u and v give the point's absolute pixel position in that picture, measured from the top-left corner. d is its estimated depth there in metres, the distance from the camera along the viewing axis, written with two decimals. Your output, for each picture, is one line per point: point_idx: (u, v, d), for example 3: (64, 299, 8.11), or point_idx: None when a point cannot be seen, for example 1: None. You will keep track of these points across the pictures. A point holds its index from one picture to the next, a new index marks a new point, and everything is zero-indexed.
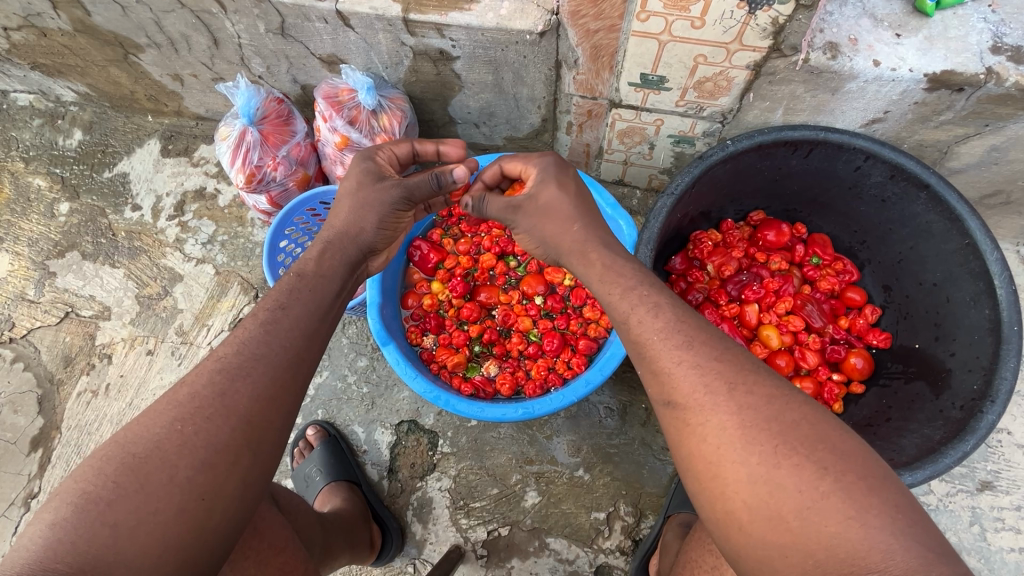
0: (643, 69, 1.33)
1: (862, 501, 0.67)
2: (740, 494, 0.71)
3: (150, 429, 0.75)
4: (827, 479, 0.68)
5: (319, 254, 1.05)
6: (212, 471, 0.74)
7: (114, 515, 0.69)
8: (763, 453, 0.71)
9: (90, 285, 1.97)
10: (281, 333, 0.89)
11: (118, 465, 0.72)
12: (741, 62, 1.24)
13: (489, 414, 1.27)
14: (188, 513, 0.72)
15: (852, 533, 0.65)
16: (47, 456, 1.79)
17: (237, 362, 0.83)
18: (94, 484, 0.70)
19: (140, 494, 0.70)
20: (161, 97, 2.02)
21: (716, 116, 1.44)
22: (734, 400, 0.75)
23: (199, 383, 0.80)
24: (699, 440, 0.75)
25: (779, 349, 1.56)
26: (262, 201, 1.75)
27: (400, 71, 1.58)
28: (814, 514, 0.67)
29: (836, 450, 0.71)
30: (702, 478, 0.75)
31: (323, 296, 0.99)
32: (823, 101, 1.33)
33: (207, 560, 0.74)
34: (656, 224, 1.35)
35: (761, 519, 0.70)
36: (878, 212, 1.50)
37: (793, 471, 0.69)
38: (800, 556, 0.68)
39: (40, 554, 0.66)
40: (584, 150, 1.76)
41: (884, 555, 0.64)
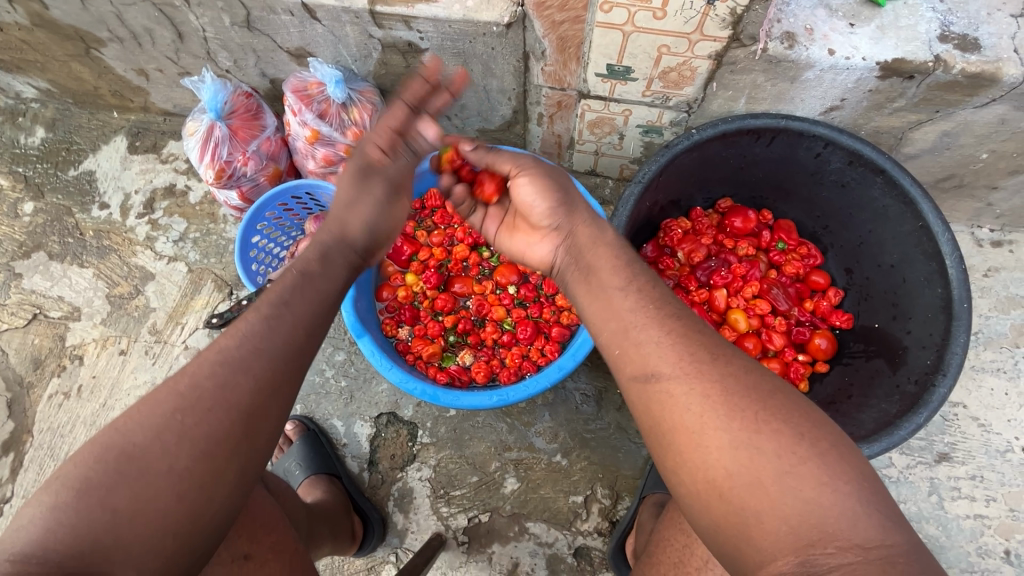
0: (609, 60, 1.36)
1: (834, 469, 0.70)
2: (722, 461, 0.74)
3: (147, 417, 0.76)
4: (804, 445, 0.72)
5: (323, 259, 1.05)
6: (212, 461, 0.76)
7: (114, 501, 0.71)
8: (745, 419, 0.74)
9: (59, 285, 1.93)
10: (285, 328, 0.89)
11: (118, 454, 0.73)
12: (703, 52, 1.27)
13: (465, 402, 1.30)
14: (188, 499, 0.74)
15: (824, 499, 0.68)
16: (19, 460, 1.76)
17: (239, 354, 0.83)
18: (94, 471, 0.72)
19: (142, 483, 0.72)
20: (126, 93, 1.98)
21: (682, 105, 1.48)
22: (717, 369, 0.79)
23: (202, 374, 0.80)
24: (682, 409, 0.78)
25: (747, 332, 1.59)
26: (233, 196, 1.72)
27: (369, 64, 1.57)
28: (792, 479, 0.70)
29: (794, 419, 0.74)
30: (683, 449, 0.77)
31: (327, 295, 0.99)
32: (783, 90, 1.36)
33: (204, 541, 0.76)
34: (624, 213, 1.38)
35: (742, 485, 0.72)
36: (839, 197, 1.55)
37: (771, 436, 0.72)
38: (775, 523, 0.69)
39: (39, 536, 0.68)
40: (555, 141, 1.77)
41: (847, 521, 0.67)
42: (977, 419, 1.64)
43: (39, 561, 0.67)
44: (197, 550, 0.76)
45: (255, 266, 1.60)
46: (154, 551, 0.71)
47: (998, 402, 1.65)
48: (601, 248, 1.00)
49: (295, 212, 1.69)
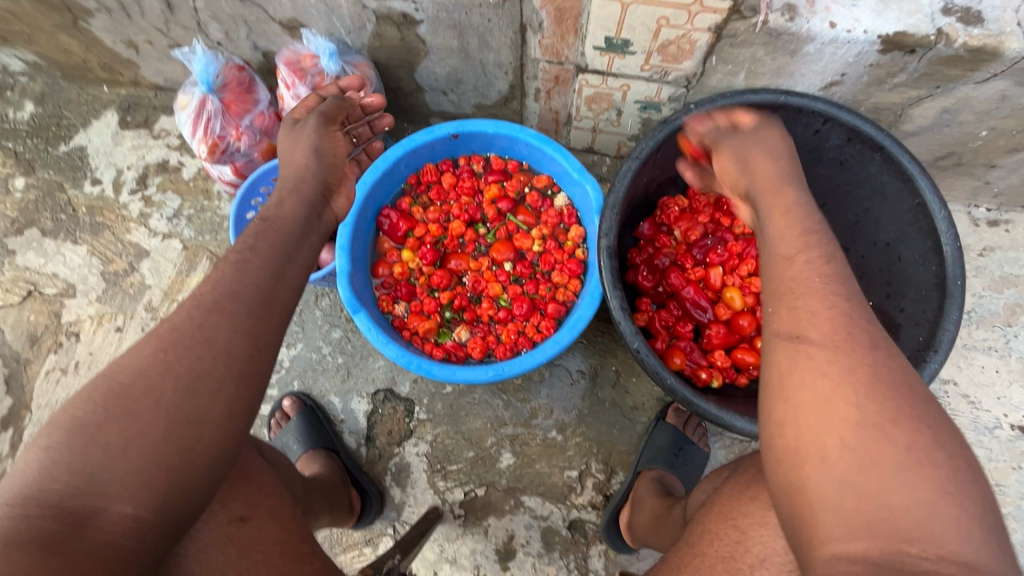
0: (607, 32, 1.34)
1: (959, 485, 0.68)
2: (838, 434, 0.72)
3: (132, 359, 0.77)
4: (933, 452, 0.69)
5: (278, 201, 1.04)
6: (195, 397, 0.77)
7: (105, 437, 0.72)
8: (880, 405, 0.73)
9: (53, 262, 1.92)
10: (253, 268, 0.90)
11: (105, 394, 0.74)
12: (703, 24, 1.26)
13: (461, 376, 1.31)
14: (175, 436, 0.75)
15: (939, 505, 0.67)
16: (19, 435, 1.77)
17: (212, 296, 0.85)
18: (83, 411, 0.74)
19: (127, 419, 0.73)
20: (116, 66, 1.95)
21: (681, 80, 1.46)
22: (871, 357, 0.78)
23: (178, 317, 0.82)
24: (816, 375, 0.77)
25: (742, 309, 1.61)
26: (227, 172, 1.70)
27: (364, 36, 1.55)
28: (909, 475, 0.68)
29: (929, 425, 0.71)
30: (803, 410, 0.77)
31: (291, 237, 0.99)
32: (783, 64, 1.34)
33: (199, 481, 0.78)
34: (622, 187, 1.35)
35: (850, 460, 0.71)
36: (838, 174, 1.54)
37: (902, 433, 0.70)
38: (874, 509, 0.68)
39: (37, 474, 0.71)
40: (553, 117, 1.75)
41: (953, 536, 0.66)
42: (967, 397, 1.66)
43: (39, 503, 0.70)
44: (193, 490, 0.77)
45: None
46: (145, 485, 0.73)
47: (988, 380, 1.67)
48: (778, 218, 1.00)
49: None
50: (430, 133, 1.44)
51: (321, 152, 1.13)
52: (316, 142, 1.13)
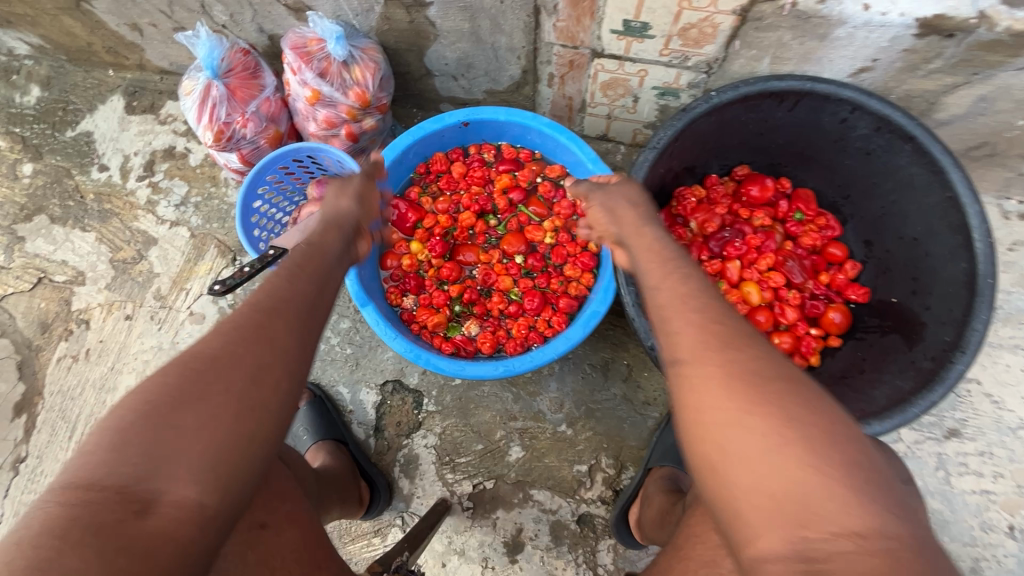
0: (626, 15, 1.28)
1: (828, 455, 0.66)
2: (716, 436, 0.72)
3: (202, 350, 0.79)
4: (796, 426, 0.69)
5: (321, 231, 1.12)
6: (258, 384, 0.79)
7: (177, 421, 0.72)
8: (739, 398, 0.72)
9: (62, 249, 1.91)
10: (306, 277, 0.99)
11: (177, 379, 0.75)
12: (727, 7, 1.19)
13: (470, 372, 1.28)
14: (242, 421, 0.76)
15: (813, 483, 0.65)
16: (32, 421, 1.79)
17: (269, 299, 0.90)
18: (155, 394, 0.73)
19: (197, 401, 0.74)
20: (120, 49, 1.91)
21: (701, 65, 1.40)
22: (726, 353, 0.76)
23: (238, 314, 0.85)
24: (688, 388, 0.77)
25: (759, 305, 1.56)
26: (233, 159, 1.67)
27: (372, 19, 1.50)
28: (779, 458, 0.67)
29: (798, 402, 0.70)
30: (691, 425, 0.77)
31: (332, 257, 1.07)
32: (811, 49, 1.27)
33: (253, 475, 0.76)
34: (637, 180, 1.33)
35: (735, 462, 0.70)
36: (863, 165, 1.48)
37: (763, 417, 0.70)
38: (767, 502, 0.67)
39: (101, 459, 0.68)
40: (566, 104, 1.69)
41: (842, 509, 0.63)
42: (990, 396, 1.61)
43: (103, 487, 0.67)
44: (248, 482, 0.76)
45: (257, 233, 1.56)
46: (209, 470, 0.72)
47: (1013, 379, 1.62)
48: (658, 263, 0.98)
49: (296, 176, 1.63)
50: (439, 120, 1.40)
51: (364, 198, 1.24)
52: (361, 191, 1.24)
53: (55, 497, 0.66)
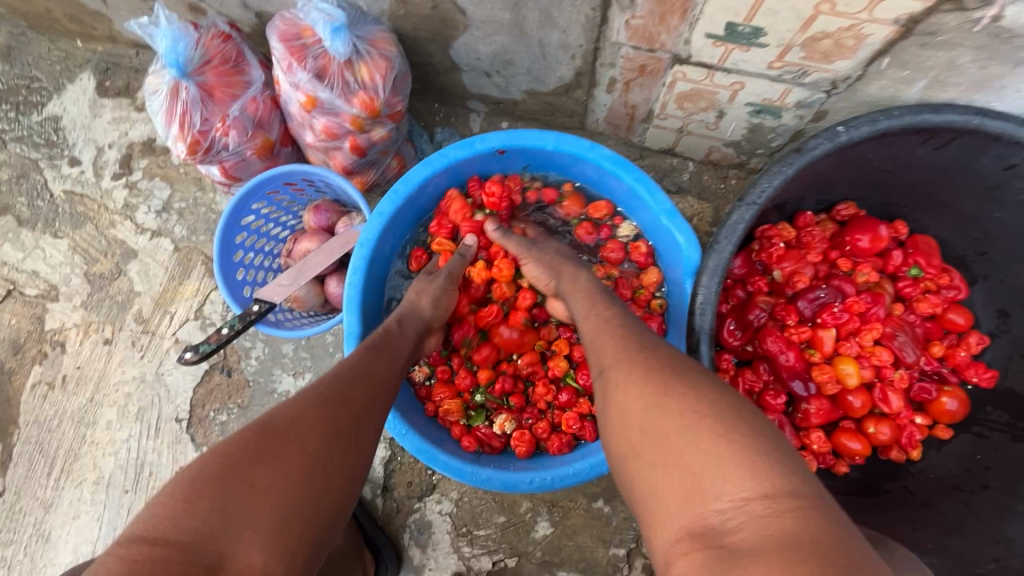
0: (733, 17, 0.91)
1: (732, 425, 0.66)
2: (636, 425, 0.73)
3: (287, 407, 0.76)
4: (705, 404, 0.69)
5: (400, 319, 1.02)
6: (336, 448, 0.75)
7: (255, 475, 0.67)
8: (655, 384, 0.75)
9: (32, 258, 1.67)
10: (387, 354, 0.94)
11: (258, 430, 0.71)
12: (887, 15, 0.83)
13: (497, 482, 1.03)
14: (315, 481, 0.70)
15: (722, 448, 0.64)
16: (8, 453, 1.61)
17: (350, 370, 0.87)
18: (236, 444, 0.69)
19: (274, 459, 0.68)
20: (84, 18, 1.58)
21: (823, 84, 1.03)
22: (646, 356, 0.80)
23: (324, 380, 0.83)
24: (613, 385, 0.80)
25: (856, 386, 1.25)
26: (216, 172, 1.37)
27: (383, 1, 1.15)
28: (692, 431, 0.67)
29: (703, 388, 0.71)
30: (612, 420, 0.79)
31: (411, 328, 1.02)
32: (993, 75, 0.90)
33: (310, 556, 0.67)
34: (728, 246, 1.00)
35: (650, 441, 0.70)
36: (1020, 222, 1.13)
37: (677, 399, 0.71)
38: (679, 473, 0.65)
39: (171, 511, 0.62)
40: (627, 113, 1.33)
41: (749, 475, 0.61)
42: None
43: (167, 542, 0.60)
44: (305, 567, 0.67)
45: (242, 271, 1.28)
46: (278, 536, 0.65)
47: None
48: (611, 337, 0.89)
49: (290, 199, 1.33)
50: (471, 146, 1.09)
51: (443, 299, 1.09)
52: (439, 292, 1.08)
53: (119, 551, 0.59)
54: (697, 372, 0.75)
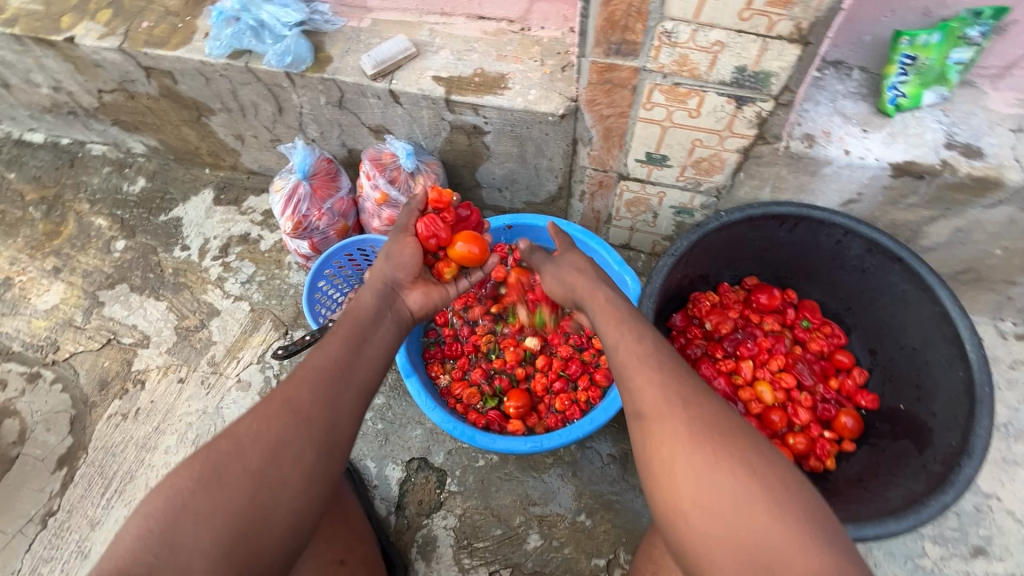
0: (648, 148, 1.56)
1: (782, 502, 0.84)
2: (687, 490, 0.89)
3: (232, 432, 0.96)
4: (754, 478, 0.86)
5: (357, 294, 1.29)
6: (278, 461, 0.94)
7: (198, 503, 0.87)
8: (705, 455, 0.90)
9: (134, 315, 2.13)
10: (340, 340, 1.16)
11: (201, 464, 0.91)
12: (732, 147, 1.46)
13: (501, 444, 1.38)
14: (256, 498, 0.90)
15: (774, 528, 0.82)
16: (71, 474, 1.86)
17: (301, 376, 1.06)
18: (183, 478, 0.89)
19: (217, 487, 0.89)
20: (221, 153, 2.29)
21: (711, 190, 1.65)
22: (686, 412, 0.97)
23: (273, 394, 1.03)
24: (657, 442, 0.96)
25: (773, 404, 1.64)
26: (303, 246, 1.92)
27: (437, 141, 1.83)
28: (745, 510, 0.84)
29: (750, 464, 0.88)
30: (658, 475, 0.94)
31: (367, 323, 1.22)
32: (804, 182, 1.53)
33: (260, 557, 0.88)
34: (659, 280, 1.53)
35: (702, 510, 0.87)
36: (860, 281, 1.65)
37: (728, 472, 0.88)
38: (734, 546, 0.83)
39: (134, 542, 0.83)
40: (594, 216, 1.95)
41: (802, 556, 0.79)
42: (1013, 514, 1.60)
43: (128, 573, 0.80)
44: (265, 558, 0.89)
45: (317, 308, 1.77)
46: (223, 550, 0.85)
47: None
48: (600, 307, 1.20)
49: (358, 262, 1.87)
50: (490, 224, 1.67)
51: (394, 258, 1.35)
52: (388, 249, 1.36)
53: None
54: (740, 439, 0.92)
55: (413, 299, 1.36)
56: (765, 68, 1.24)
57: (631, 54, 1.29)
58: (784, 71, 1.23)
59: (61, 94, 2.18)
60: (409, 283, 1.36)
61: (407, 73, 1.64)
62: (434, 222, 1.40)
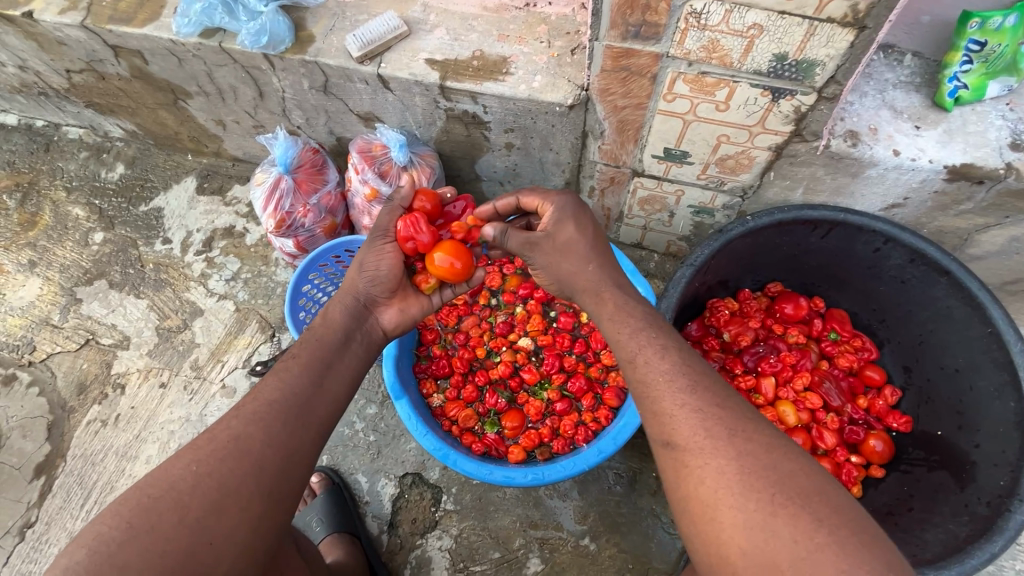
0: (667, 143, 1.38)
1: (856, 557, 0.69)
2: (736, 540, 0.74)
3: (169, 473, 0.84)
4: (823, 531, 0.71)
5: (323, 313, 1.17)
6: (223, 513, 0.82)
7: (122, 559, 0.75)
8: (759, 500, 0.75)
9: (114, 313, 2.01)
10: (298, 366, 1.03)
11: (132, 507, 0.79)
12: (763, 144, 1.29)
13: (498, 476, 1.27)
14: (195, 557, 0.78)
15: None
16: (49, 484, 1.77)
17: (254, 407, 0.94)
18: (109, 526, 0.77)
19: (148, 540, 0.77)
20: (203, 139, 2.13)
21: (736, 190, 1.48)
22: (732, 447, 0.80)
23: (219, 430, 0.90)
24: (697, 481, 0.80)
25: (796, 426, 1.51)
26: (289, 244, 1.78)
27: (432, 131, 1.66)
28: (809, 565, 0.69)
29: (812, 513, 0.73)
30: (698, 519, 0.79)
31: (331, 346, 1.09)
32: (843, 184, 1.36)
33: None
34: (675, 294, 1.38)
35: (755, 565, 0.72)
36: (897, 292, 1.50)
37: (789, 522, 0.72)
38: None
39: None
40: (604, 214, 1.79)
41: None
42: None
43: None
44: None
45: (302, 314, 1.64)
46: None
47: None
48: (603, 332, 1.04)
49: (346, 263, 1.72)
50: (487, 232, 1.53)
51: (367, 269, 1.21)
52: (362, 257, 1.22)
53: None
54: (801, 480, 0.76)
55: (388, 316, 1.23)
56: (809, 57, 1.06)
57: (652, 38, 1.11)
58: (832, 59, 1.05)
59: (28, 74, 2.01)
60: (385, 299, 1.23)
61: (398, 56, 1.46)
62: (416, 222, 1.23)
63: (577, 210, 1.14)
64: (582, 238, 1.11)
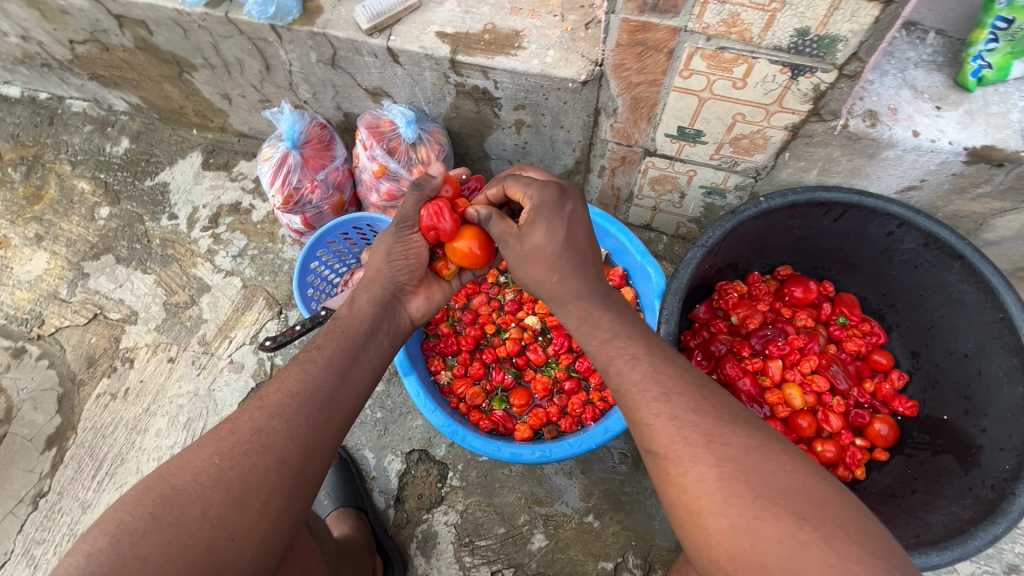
0: (681, 122, 1.36)
1: (842, 549, 0.68)
2: (723, 543, 0.74)
3: (193, 463, 0.85)
4: (806, 528, 0.70)
5: (351, 301, 1.17)
6: (245, 507, 0.82)
7: (145, 550, 0.76)
8: (743, 503, 0.74)
9: (122, 288, 2.01)
10: (324, 359, 1.03)
11: (156, 498, 0.80)
12: (780, 123, 1.27)
13: (506, 453, 1.28)
14: (216, 553, 0.79)
15: None
16: (61, 455, 1.80)
17: (278, 400, 0.94)
18: (132, 516, 0.78)
19: (173, 532, 0.78)
20: (208, 113, 2.10)
21: (749, 171, 1.46)
22: (712, 452, 0.79)
23: (242, 421, 0.90)
24: (681, 489, 0.80)
25: (802, 409, 1.51)
26: (296, 221, 1.78)
27: (441, 107, 1.63)
28: (795, 563, 0.69)
29: (796, 510, 0.72)
30: (685, 526, 0.79)
31: (357, 337, 1.09)
32: (858, 165, 1.34)
33: None
34: (685, 274, 1.36)
35: (744, 568, 0.72)
36: (909, 276, 1.48)
37: (773, 522, 0.72)
38: None
39: None
40: (613, 194, 1.77)
41: None
42: None
43: None
44: None
45: (311, 292, 1.63)
46: None
47: None
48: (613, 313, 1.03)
49: (354, 240, 1.72)
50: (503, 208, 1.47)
51: (394, 258, 1.19)
52: (389, 245, 1.19)
53: None
54: (783, 478, 0.75)
55: (415, 305, 1.23)
56: (832, 32, 1.03)
57: (670, 12, 1.08)
58: (856, 35, 1.02)
59: (31, 44, 1.98)
60: (412, 288, 1.23)
61: (408, 28, 1.43)
62: (441, 211, 1.17)
63: (558, 209, 1.06)
64: (554, 244, 1.05)
